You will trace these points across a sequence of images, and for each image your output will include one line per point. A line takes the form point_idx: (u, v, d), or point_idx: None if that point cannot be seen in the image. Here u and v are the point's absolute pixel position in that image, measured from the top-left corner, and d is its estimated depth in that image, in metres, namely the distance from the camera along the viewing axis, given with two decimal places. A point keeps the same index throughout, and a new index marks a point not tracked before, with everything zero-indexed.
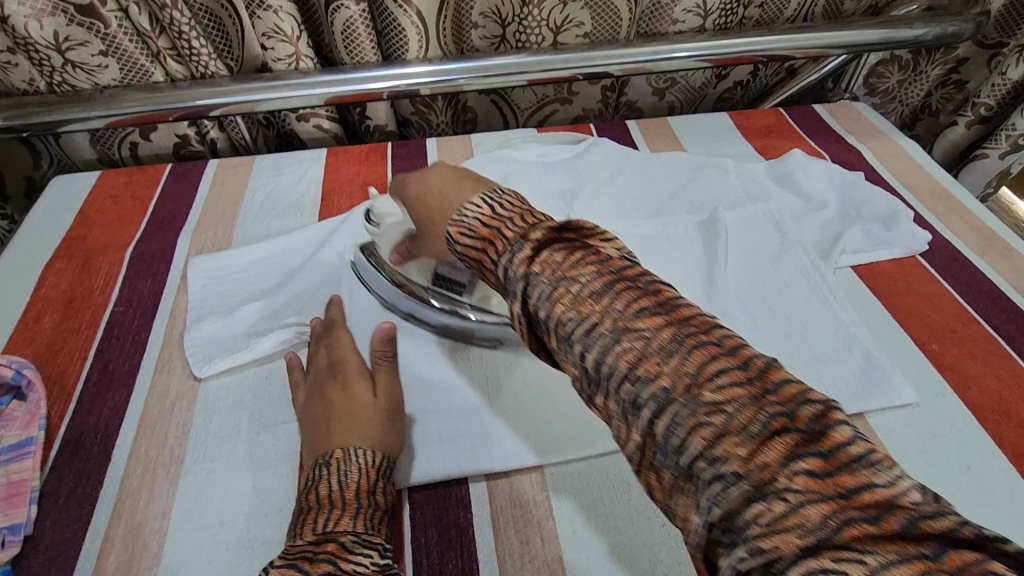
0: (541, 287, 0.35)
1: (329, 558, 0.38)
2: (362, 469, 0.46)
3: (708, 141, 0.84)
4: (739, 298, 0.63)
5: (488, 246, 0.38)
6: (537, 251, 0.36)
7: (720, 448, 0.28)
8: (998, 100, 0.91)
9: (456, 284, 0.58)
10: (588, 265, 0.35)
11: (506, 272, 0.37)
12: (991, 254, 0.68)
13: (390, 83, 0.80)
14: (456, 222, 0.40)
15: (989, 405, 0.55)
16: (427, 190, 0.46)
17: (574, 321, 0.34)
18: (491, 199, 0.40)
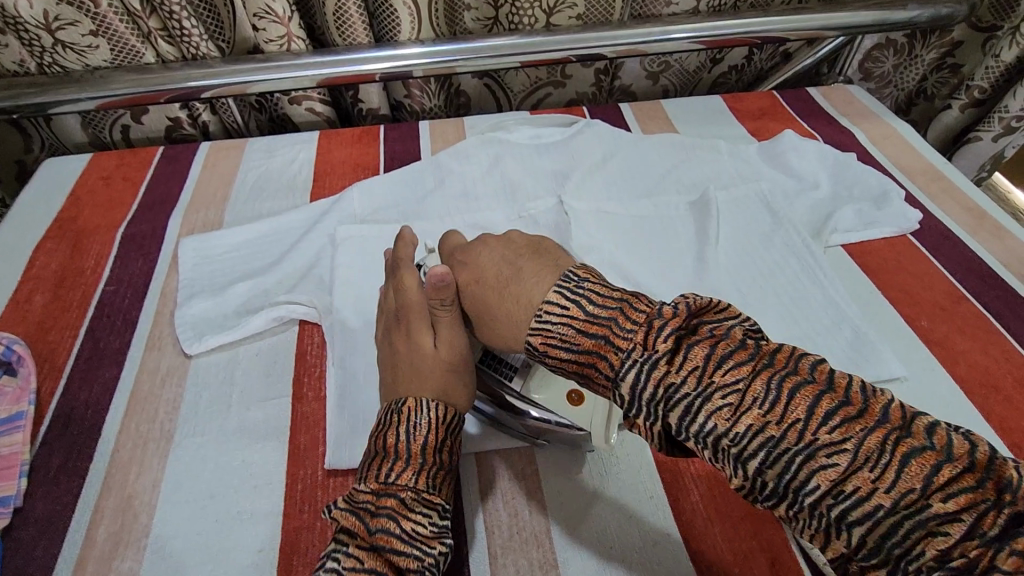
0: (687, 402, 0.32)
1: (391, 515, 0.40)
2: (431, 424, 0.43)
3: (701, 123, 0.84)
4: (729, 276, 0.63)
5: (597, 358, 0.36)
6: (670, 360, 0.33)
7: (738, 416, 0.31)
8: (991, 82, 0.91)
9: (507, 365, 0.48)
10: (737, 363, 0.32)
11: (635, 389, 0.33)
12: (982, 233, 0.68)
13: (383, 65, 0.80)
14: (540, 330, 0.38)
15: (976, 379, 0.55)
16: (490, 264, 0.45)
17: (744, 437, 0.31)
18: (572, 294, 0.37)
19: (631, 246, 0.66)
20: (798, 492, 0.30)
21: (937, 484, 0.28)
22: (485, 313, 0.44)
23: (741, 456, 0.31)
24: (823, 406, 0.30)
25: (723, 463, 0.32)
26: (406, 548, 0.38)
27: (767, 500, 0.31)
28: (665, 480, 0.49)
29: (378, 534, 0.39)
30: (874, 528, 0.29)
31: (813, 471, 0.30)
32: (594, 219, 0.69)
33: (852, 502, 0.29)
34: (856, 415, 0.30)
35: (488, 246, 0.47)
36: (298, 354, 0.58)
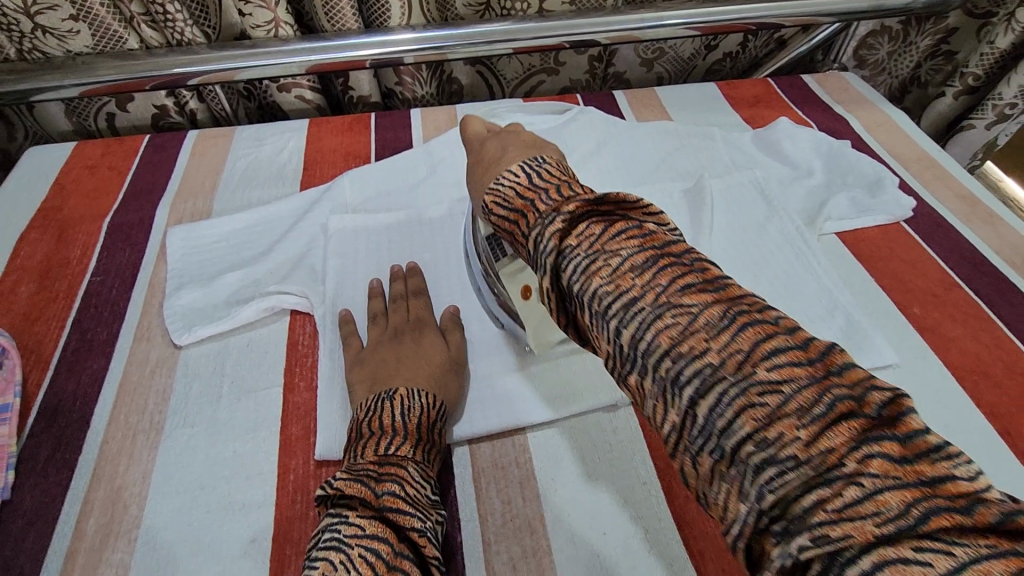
0: (577, 260, 0.34)
1: (395, 481, 0.42)
2: (424, 407, 0.47)
3: (695, 110, 0.83)
4: (723, 265, 0.63)
5: (520, 217, 0.39)
6: (569, 224, 0.36)
7: (774, 429, 0.27)
8: (985, 69, 0.91)
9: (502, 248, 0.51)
10: (627, 239, 0.34)
11: (535, 243, 0.36)
12: (974, 220, 0.68)
13: (373, 51, 0.78)
14: (492, 192, 0.43)
15: (967, 365, 0.55)
16: (490, 148, 0.51)
17: (611, 296, 0.32)
18: (529, 168, 0.42)
19: None
20: (642, 355, 0.31)
21: (766, 354, 0.28)
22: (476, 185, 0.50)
23: (601, 314, 0.32)
24: (684, 280, 0.32)
25: (594, 328, 0.33)
26: (410, 509, 0.41)
27: (626, 369, 0.32)
28: (658, 466, 0.49)
29: (385, 497, 0.41)
30: (703, 395, 0.29)
31: (659, 330, 0.30)
32: None
33: (688, 364, 0.29)
34: (711, 290, 0.31)
35: (502, 137, 0.52)
36: (289, 344, 0.57)
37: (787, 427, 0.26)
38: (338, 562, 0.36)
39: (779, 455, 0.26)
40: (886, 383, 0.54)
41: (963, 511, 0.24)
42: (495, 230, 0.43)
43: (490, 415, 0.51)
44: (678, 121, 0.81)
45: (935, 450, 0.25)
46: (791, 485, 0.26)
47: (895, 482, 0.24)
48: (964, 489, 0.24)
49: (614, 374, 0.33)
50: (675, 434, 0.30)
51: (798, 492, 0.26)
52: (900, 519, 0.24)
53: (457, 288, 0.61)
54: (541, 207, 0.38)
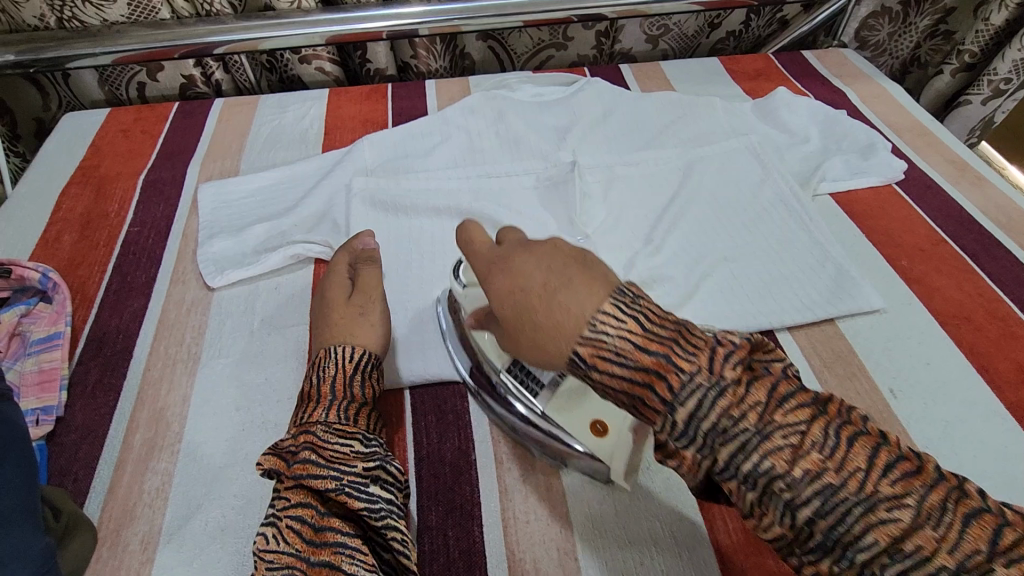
0: (749, 438, 0.31)
1: (307, 449, 0.41)
2: (339, 366, 0.48)
3: (699, 82, 0.87)
4: (719, 221, 0.67)
5: (655, 379, 0.32)
6: (734, 393, 0.31)
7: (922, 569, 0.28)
8: (981, 46, 0.94)
9: (534, 380, 0.48)
10: (798, 405, 0.32)
11: (694, 415, 0.31)
12: (963, 183, 0.72)
13: (390, 23, 0.82)
14: (591, 341, 0.32)
15: (950, 310, 0.59)
16: (526, 273, 0.35)
17: (801, 482, 0.30)
18: (630, 309, 0.32)
19: (627, 194, 0.69)
20: (850, 546, 0.29)
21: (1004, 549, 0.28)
22: (523, 328, 0.35)
23: (791, 504, 0.30)
24: (883, 457, 0.30)
25: (770, 509, 0.31)
26: (323, 471, 0.40)
27: (809, 554, 0.30)
28: None
29: (299, 466, 0.40)
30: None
31: (873, 525, 0.29)
32: (593, 170, 0.72)
33: (915, 564, 0.28)
34: (915, 473, 0.30)
35: (533, 250, 0.37)
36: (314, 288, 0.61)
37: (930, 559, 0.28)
38: (269, 536, 0.38)
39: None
40: (873, 326, 0.58)
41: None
42: (596, 387, 0.34)
43: None
44: (681, 91, 0.85)
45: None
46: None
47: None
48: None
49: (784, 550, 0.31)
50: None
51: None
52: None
53: None
54: (681, 363, 0.32)
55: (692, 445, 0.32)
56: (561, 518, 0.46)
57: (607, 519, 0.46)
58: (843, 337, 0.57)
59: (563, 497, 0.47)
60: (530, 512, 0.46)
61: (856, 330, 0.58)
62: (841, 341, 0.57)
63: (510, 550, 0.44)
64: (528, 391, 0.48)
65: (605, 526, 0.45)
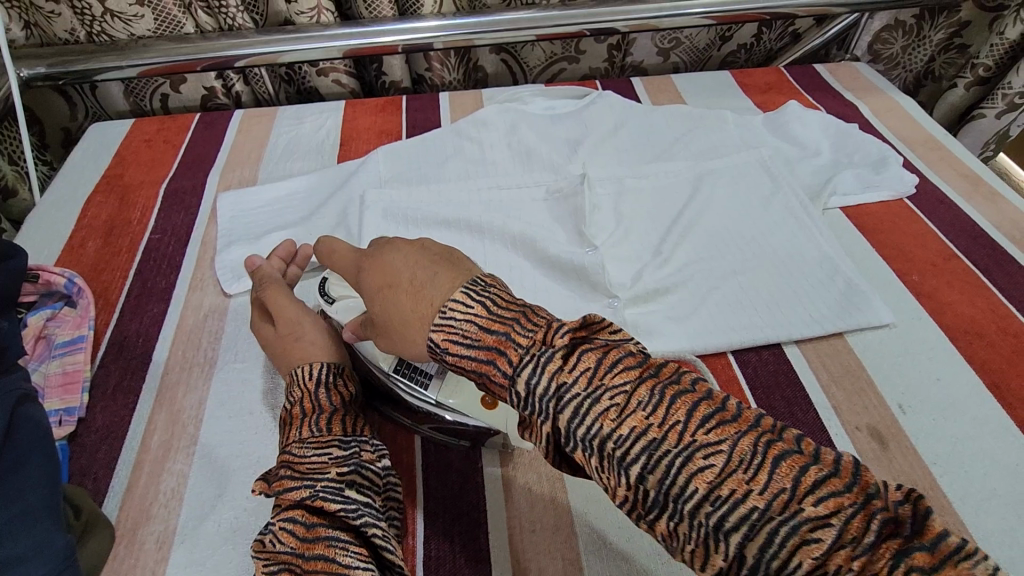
0: (575, 400, 0.33)
1: (285, 466, 0.41)
2: (303, 386, 0.46)
3: (709, 96, 0.87)
4: (726, 234, 0.67)
5: (496, 354, 0.35)
6: (567, 358, 0.34)
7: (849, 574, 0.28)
8: (996, 60, 0.93)
9: (421, 372, 0.48)
10: (623, 370, 0.33)
11: (530, 384, 0.33)
12: (976, 197, 0.71)
13: (405, 37, 0.84)
14: (442, 326, 0.37)
15: (962, 326, 0.58)
16: (393, 269, 0.41)
17: (626, 438, 0.32)
18: (476, 295, 0.37)
19: (635, 206, 0.70)
20: (677, 499, 0.31)
21: (805, 487, 0.29)
22: (393, 319, 0.40)
23: (637, 469, 0.31)
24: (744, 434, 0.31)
25: (609, 472, 0.32)
26: (297, 481, 0.39)
27: (651, 513, 0.32)
28: None
29: (278, 481, 0.40)
30: (749, 537, 0.29)
31: (797, 547, 0.28)
32: (603, 183, 0.72)
33: (727, 506, 0.30)
34: (731, 422, 0.31)
35: (400, 249, 0.43)
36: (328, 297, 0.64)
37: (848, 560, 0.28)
38: (261, 546, 0.39)
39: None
40: (883, 341, 0.58)
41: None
42: (452, 368, 0.38)
43: None
44: (692, 105, 0.85)
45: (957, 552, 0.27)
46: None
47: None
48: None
49: (633, 515, 0.33)
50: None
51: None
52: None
53: (478, 250, 0.65)
54: (519, 340, 0.35)
55: (607, 467, 0.32)
56: (567, 529, 0.46)
57: (612, 533, 0.46)
58: (852, 351, 0.57)
59: (570, 506, 0.48)
60: (535, 521, 0.47)
61: (866, 344, 0.58)
62: (850, 355, 0.57)
63: (515, 557, 0.45)
64: (416, 384, 0.48)
65: (610, 537, 0.46)
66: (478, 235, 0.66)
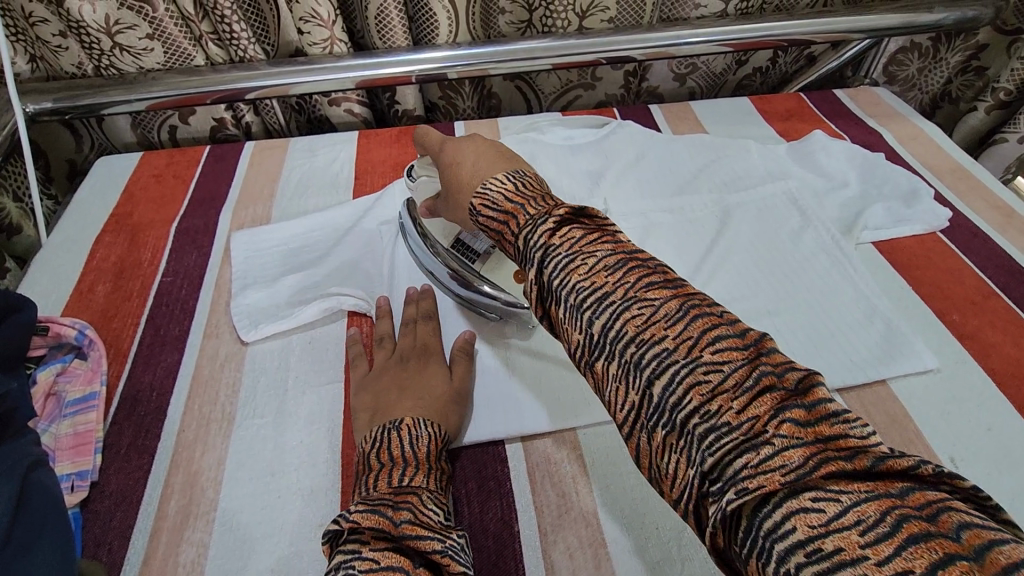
0: (557, 257, 0.37)
1: (409, 508, 0.40)
2: (429, 438, 0.48)
3: (730, 124, 0.86)
4: (758, 272, 0.65)
5: (510, 219, 0.42)
6: (557, 225, 0.39)
7: (715, 402, 0.30)
8: (1017, 84, 0.92)
9: (473, 251, 0.60)
10: (604, 243, 0.37)
11: (527, 241, 0.40)
12: (1010, 230, 0.69)
13: (421, 67, 0.82)
14: (479, 196, 0.45)
15: (1009, 371, 0.56)
16: (462, 154, 0.52)
17: (584, 289, 0.36)
18: (513, 179, 0.45)
19: (661, 243, 0.68)
20: (614, 343, 0.34)
21: (710, 339, 0.32)
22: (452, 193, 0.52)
23: (586, 319, 0.35)
24: (649, 279, 0.35)
25: (566, 319, 0.37)
26: (428, 532, 0.39)
27: (592, 357, 0.36)
28: None
29: (402, 524, 0.38)
30: (668, 377, 0.32)
31: (689, 386, 0.31)
32: (627, 218, 0.71)
33: (653, 349, 0.33)
34: (672, 288, 0.35)
35: (473, 143, 0.53)
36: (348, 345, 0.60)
37: (724, 400, 0.30)
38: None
39: (718, 423, 0.30)
40: (927, 387, 0.56)
41: (848, 459, 0.27)
42: (482, 231, 0.45)
43: (526, 414, 0.54)
44: (713, 134, 0.84)
45: (840, 417, 0.29)
46: (725, 447, 0.29)
47: (798, 442, 0.28)
48: (865, 446, 0.28)
49: (580, 361, 0.36)
50: (633, 416, 0.33)
51: (728, 455, 0.29)
52: (800, 469, 0.27)
53: None
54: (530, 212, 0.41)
55: (564, 314, 0.36)
56: None
57: None
58: (897, 398, 0.55)
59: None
60: None
61: (910, 391, 0.56)
62: (895, 403, 0.55)
63: None
64: (465, 258, 0.60)
65: None
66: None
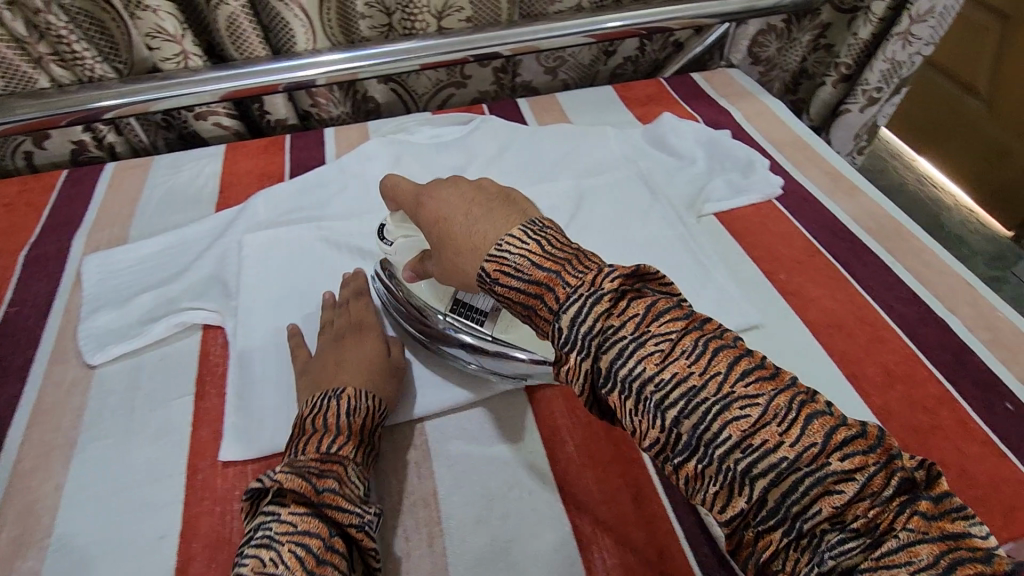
0: (622, 344, 0.36)
1: (334, 478, 0.44)
2: (369, 408, 0.51)
3: (592, 112, 0.89)
4: (605, 250, 0.68)
5: (544, 291, 0.40)
6: (615, 304, 0.38)
7: (847, 512, 0.32)
8: (854, 57, 0.97)
9: (478, 311, 0.54)
10: (670, 321, 0.37)
11: (571, 319, 0.38)
12: (837, 193, 0.76)
13: (286, 76, 0.82)
14: (496, 258, 0.42)
15: (824, 320, 0.61)
16: (447, 206, 0.47)
17: (668, 383, 0.35)
18: (532, 234, 0.42)
19: None
20: (709, 443, 0.34)
21: (836, 444, 0.33)
22: (440, 253, 0.47)
23: (676, 416, 0.35)
24: (740, 365, 0.35)
25: (643, 414, 0.36)
26: (347, 505, 0.43)
27: (680, 455, 0.35)
28: (544, 436, 0.53)
29: (323, 492, 0.42)
30: (777, 482, 0.33)
31: (820, 496, 0.32)
32: None
33: (761, 455, 0.33)
34: (768, 379, 0.35)
35: (456, 186, 0.49)
36: (201, 356, 0.60)
37: (861, 510, 0.31)
38: (267, 559, 0.39)
39: (843, 525, 0.32)
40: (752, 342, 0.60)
41: (983, 561, 0.29)
42: (496, 298, 0.43)
43: None
44: (577, 123, 0.87)
45: (958, 509, 0.31)
46: (851, 550, 0.31)
47: (927, 536, 0.30)
48: (986, 545, 0.30)
49: (660, 458, 0.36)
50: (736, 517, 0.34)
51: (855, 560, 0.31)
52: (932, 566, 0.29)
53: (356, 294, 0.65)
54: (568, 280, 0.39)
55: (643, 411, 0.36)
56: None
57: (497, 561, 0.46)
58: None
59: (445, 551, 0.46)
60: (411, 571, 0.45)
61: None
62: None
63: None
64: (470, 321, 0.54)
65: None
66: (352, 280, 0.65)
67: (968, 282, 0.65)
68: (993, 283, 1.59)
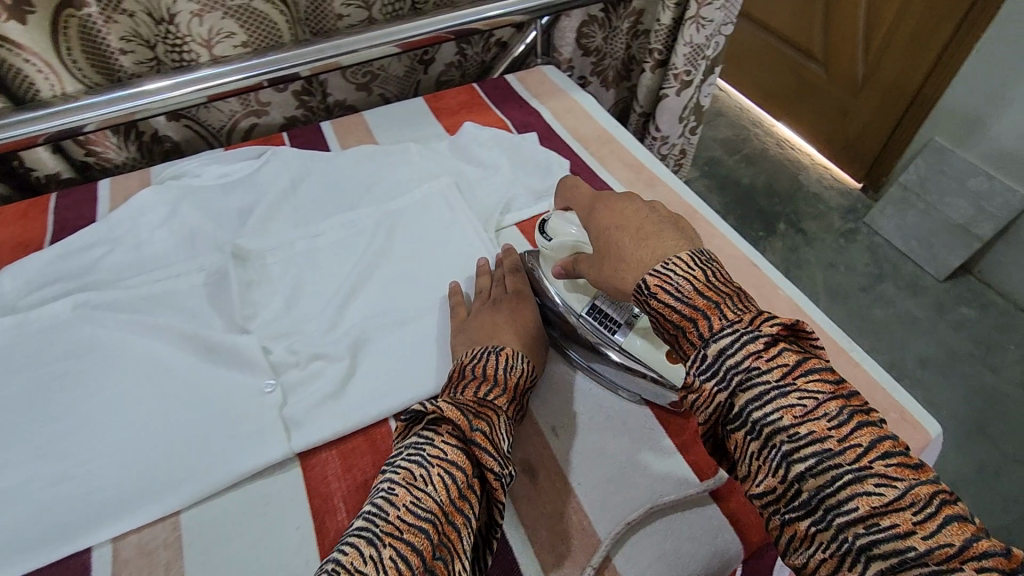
0: (767, 391, 0.38)
1: (485, 425, 0.47)
2: (523, 374, 0.54)
3: (399, 129, 0.85)
4: (397, 285, 0.65)
5: (699, 317, 0.42)
6: (768, 347, 0.40)
7: None
8: (663, 44, 0.99)
9: (613, 320, 0.58)
10: (821, 381, 0.39)
11: (717, 348, 0.41)
12: (637, 183, 0.76)
13: (37, 126, 0.72)
14: (660, 275, 0.45)
15: None
16: (620, 220, 0.52)
17: (805, 438, 0.37)
18: (701, 262, 0.45)
19: (309, 271, 0.65)
20: (832, 509, 0.36)
21: (973, 552, 0.33)
22: (599, 261, 0.52)
23: (802, 471, 0.37)
24: (885, 445, 0.36)
25: (765, 459, 0.38)
26: (492, 453, 0.45)
27: (795, 511, 0.37)
28: (314, 505, 0.50)
29: (475, 432, 0.45)
30: (897, 566, 0.33)
31: None
32: (270, 252, 0.66)
33: (887, 537, 0.34)
34: (912, 468, 0.35)
35: (637, 203, 0.53)
36: None
37: None
38: (418, 475, 0.42)
39: None
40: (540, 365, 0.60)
41: None
42: (649, 314, 0.46)
43: (126, 503, 0.48)
44: (381, 144, 0.83)
45: None
46: None
47: None
48: None
49: (772, 508, 0.38)
50: None
51: None
52: None
53: (107, 372, 0.56)
54: (725, 314, 0.42)
55: (767, 455, 0.38)
56: None
57: None
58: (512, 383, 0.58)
59: None
60: None
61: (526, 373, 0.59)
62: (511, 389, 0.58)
63: None
64: (605, 328, 0.58)
65: None
66: (98, 358, 0.57)
67: (753, 262, 0.66)
68: (849, 235, 1.70)
